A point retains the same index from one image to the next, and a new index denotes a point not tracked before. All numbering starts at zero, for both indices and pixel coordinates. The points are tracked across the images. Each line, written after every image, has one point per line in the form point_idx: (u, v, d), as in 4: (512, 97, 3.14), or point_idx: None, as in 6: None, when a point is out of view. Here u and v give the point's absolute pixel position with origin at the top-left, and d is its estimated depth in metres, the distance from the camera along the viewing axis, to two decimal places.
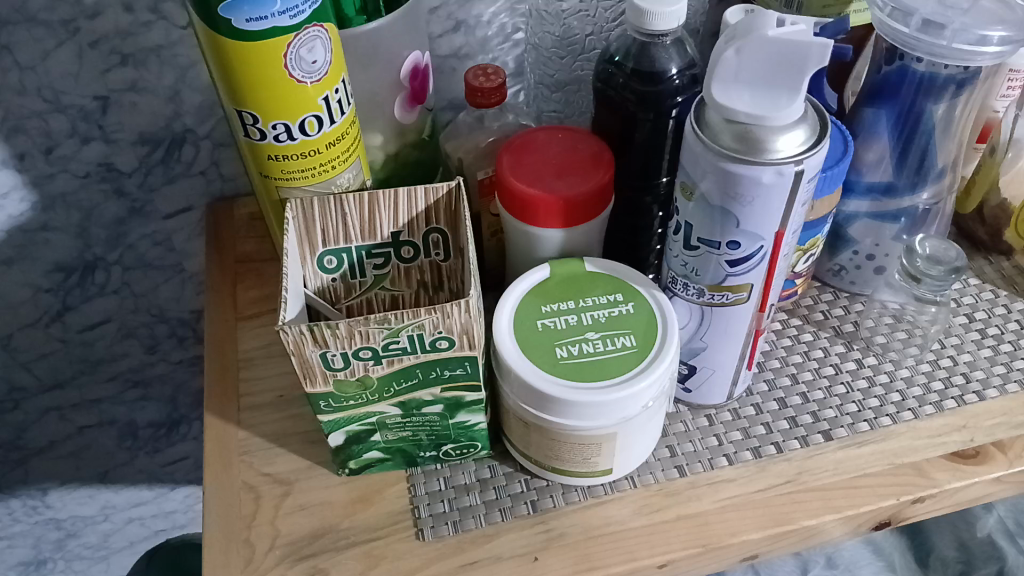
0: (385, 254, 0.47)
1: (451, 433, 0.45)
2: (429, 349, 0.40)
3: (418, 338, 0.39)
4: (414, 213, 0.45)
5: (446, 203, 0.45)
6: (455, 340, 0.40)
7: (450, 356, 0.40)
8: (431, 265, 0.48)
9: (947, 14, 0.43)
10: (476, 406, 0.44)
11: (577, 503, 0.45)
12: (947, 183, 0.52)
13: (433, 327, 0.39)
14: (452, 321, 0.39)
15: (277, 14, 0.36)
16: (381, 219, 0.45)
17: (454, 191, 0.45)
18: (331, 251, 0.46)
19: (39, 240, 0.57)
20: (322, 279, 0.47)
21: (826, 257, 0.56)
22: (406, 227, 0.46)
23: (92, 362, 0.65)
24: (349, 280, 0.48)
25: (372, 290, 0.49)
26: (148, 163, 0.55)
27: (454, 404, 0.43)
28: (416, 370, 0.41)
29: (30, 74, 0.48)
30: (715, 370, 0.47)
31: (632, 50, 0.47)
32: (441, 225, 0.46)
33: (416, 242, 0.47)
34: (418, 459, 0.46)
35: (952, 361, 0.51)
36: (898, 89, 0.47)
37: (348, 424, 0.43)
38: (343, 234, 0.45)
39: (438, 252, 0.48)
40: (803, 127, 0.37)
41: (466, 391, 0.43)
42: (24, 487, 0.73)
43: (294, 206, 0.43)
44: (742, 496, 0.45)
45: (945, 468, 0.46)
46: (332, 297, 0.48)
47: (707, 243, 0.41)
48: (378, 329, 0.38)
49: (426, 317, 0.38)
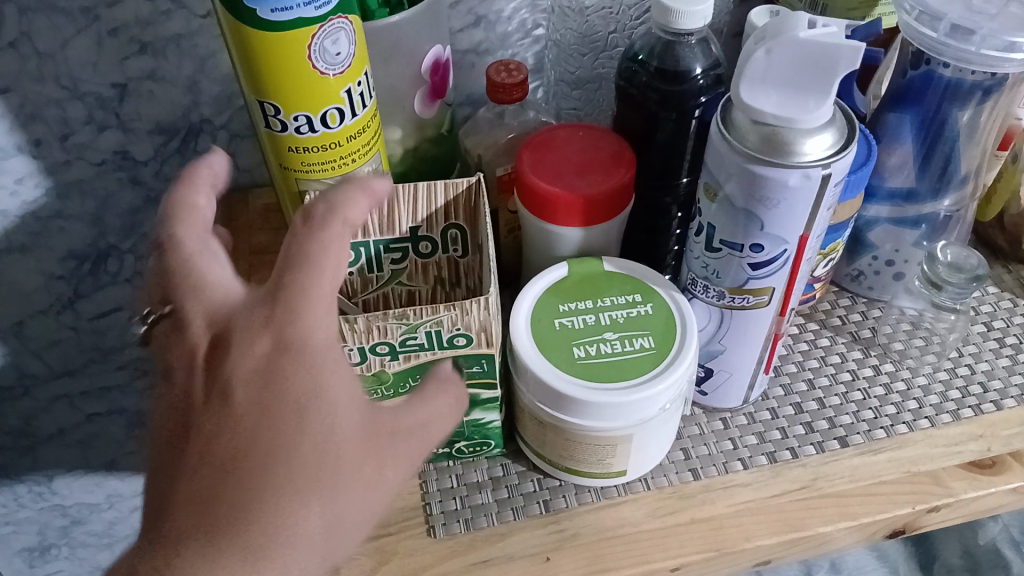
0: (403, 248, 0.47)
1: (466, 431, 0.45)
2: (447, 346, 0.40)
3: (436, 335, 0.39)
4: (434, 208, 0.45)
5: (465, 200, 0.45)
6: (472, 338, 0.40)
7: (467, 353, 0.41)
8: (450, 262, 0.48)
9: (976, 19, 0.42)
10: (491, 403, 0.44)
11: (590, 503, 0.45)
12: (969, 190, 0.51)
13: (451, 324, 0.39)
14: (471, 319, 0.39)
15: (303, 6, 0.36)
16: (400, 213, 0.45)
17: (474, 186, 0.45)
18: (349, 244, 0.46)
19: (53, 228, 0.56)
20: (338, 272, 0.47)
21: (845, 262, 0.55)
22: (426, 222, 0.46)
23: (103, 350, 0.65)
24: (367, 275, 0.47)
25: (389, 286, 0.48)
26: (164, 153, 0.55)
27: (468, 401, 0.44)
28: (431, 365, 0.41)
29: (49, 61, 0.48)
30: (733, 373, 0.47)
31: (656, 50, 0.46)
32: (461, 222, 0.46)
33: (435, 238, 0.47)
34: (431, 458, 0.46)
35: (969, 369, 0.51)
36: (924, 94, 0.47)
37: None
38: (361, 227, 0.45)
39: (457, 249, 0.48)
40: (831, 130, 0.37)
41: (480, 389, 0.43)
42: (32, 474, 0.73)
43: (315, 196, 0.43)
44: (756, 501, 0.45)
45: (962, 477, 0.46)
46: (348, 291, 0.48)
47: (729, 245, 0.41)
48: (396, 324, 0.39)
49: (444, 313, 0.39)
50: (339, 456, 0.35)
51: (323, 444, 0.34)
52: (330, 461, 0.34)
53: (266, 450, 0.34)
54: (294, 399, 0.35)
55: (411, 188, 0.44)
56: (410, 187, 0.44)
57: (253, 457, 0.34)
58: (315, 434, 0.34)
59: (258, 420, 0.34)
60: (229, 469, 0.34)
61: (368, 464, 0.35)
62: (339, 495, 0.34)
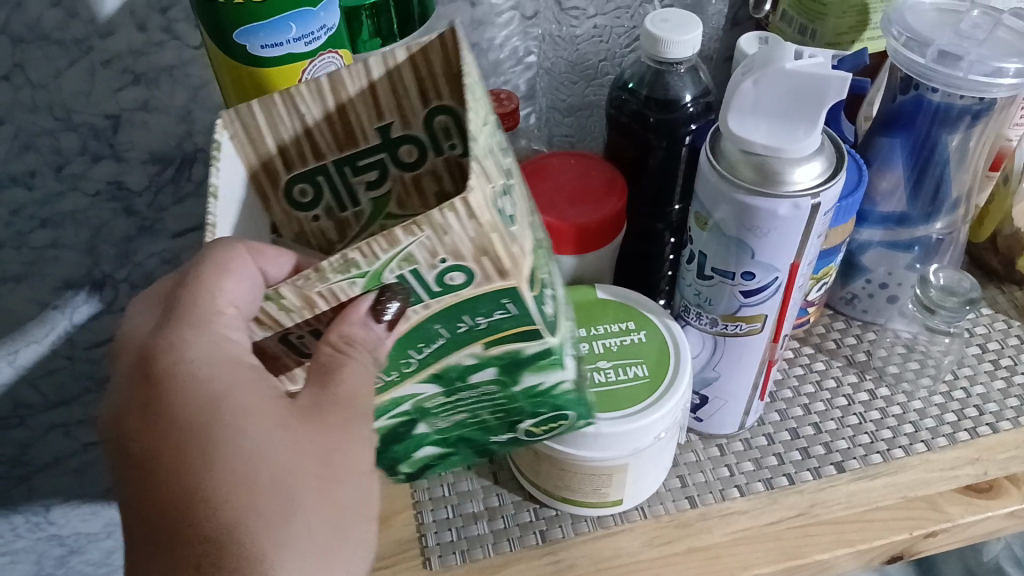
0: (379, 163, 0.40)
1: (525, 406, 0.38)
2: (443, 288, 0.31)
3: (416, 276, 0.30)
4: (399, 91, 0.37)
5: (428, 69, 0.37)
6: (474, 270, 0.30)
7: (481, 293, 0.31)
8: (447, 162, 0.40)
9: (964, 45, 0.42)
10: (542, 362, 0.36)
11: (586, 533, 0.45)
12: (960, 213, 0.51)
13: (431, 255, 0.29)
14: (453, 240, 0.29)
15: (293, 41, 0.37)
16: (360, 111, 0.38)
17: (445, 40, 0.35)
18: (302, 177, 0.39)
19: (48, 257, 0.55)
20: (300, 216, 0.40)
21: (838, 285, 0.55)
22: (398, 117, 0.39)
23: (98, 379, 0.64)
24: (340, 215, 0.41)
25: (376, 223, 0.41)
26: (159, 182, 0.54)
27: (510, 362, 0.35)
28: (437, 327, 0.32)
29: (42, 92, 0.47)
30: (728, 400, 0.47)
31: (646, 78, 0.47)
32: (446, 101, 0.38)
33: (420, 136, 0.39)
34: (493, 446, 0.42)
35: (964, 392, 0.51)
36: (914, 118, 0.47)
37: (382, 416, 0.36)
38: (310, 141, 0.38)
39: (452, 143, 0.40)
40: (820, 159, 0.37)
41: (521, 343, 0.34)
42: (28, 504, 0.72)
43: (231, 123, 0.35)
44: (753, 529, 0.44)
45: (958, 502, 0.46)
46: (323, 243, 0.41)
47: (721, 272, 0.41)
48: (347, 282, 0.29)
49: (413, 240, 0.28)
50: (282, 451, 0.30)
51: (254, 456, 0.29)
52: (273, 471, 0.29)
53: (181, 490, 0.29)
54: (205, 422, 0.30)
55: (362, 75, 0.36)
56: (363, 73, 0.36)
57: (176, 496, 0.29)
58: (236, 448, 0.29)
59: (172, 455, 0.30)
60: (171, 521, 0.29)
61: (322, 442, 0.31)
62: (310, 502, 0.30)
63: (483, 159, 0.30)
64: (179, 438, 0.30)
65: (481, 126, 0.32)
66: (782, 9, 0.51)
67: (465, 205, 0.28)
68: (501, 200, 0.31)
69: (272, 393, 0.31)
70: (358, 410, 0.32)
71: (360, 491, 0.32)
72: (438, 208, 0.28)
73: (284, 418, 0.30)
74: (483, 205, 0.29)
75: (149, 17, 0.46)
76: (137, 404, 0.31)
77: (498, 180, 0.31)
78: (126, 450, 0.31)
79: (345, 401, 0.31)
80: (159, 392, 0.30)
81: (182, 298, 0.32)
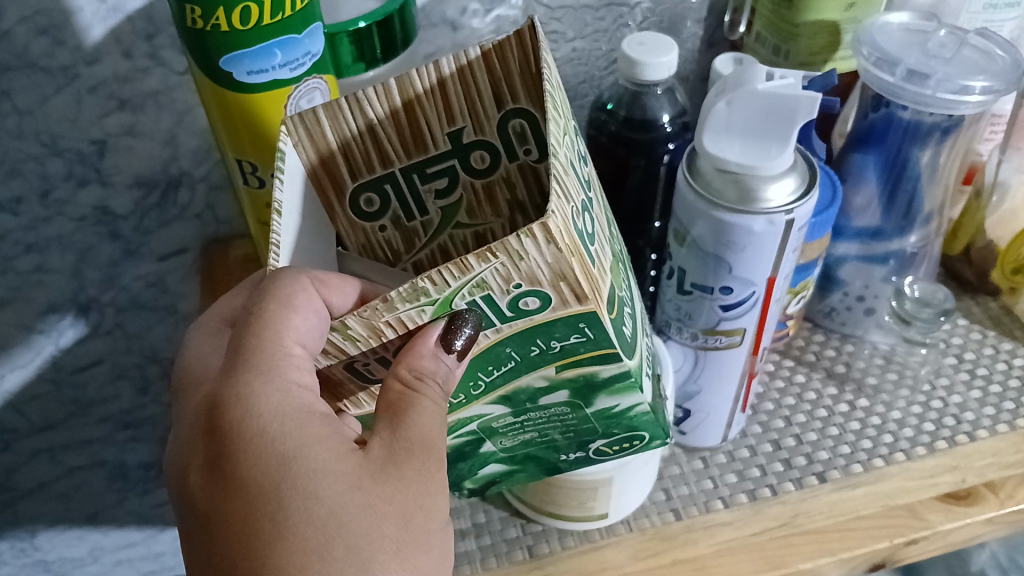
0: (448, 170, 0.41)
1: (598, 425, 0.38)
2: (516, 313, 0.30)
3: (489, 301, 0.29)
4: (473, 96, 0.39)
5: (501, 67, 0.38)
6: (551, 296, 0.29)
7: (555, 318, 0.30)
8: (520, 169, 0.41)
9: (931, 65, 0.44)
10: (614, 386, 0.35)
11: (573, 548, 0.45)
12: (933, 227, 0.53)
13: (505, 282, 0.28)
14: (525, 267, 0.28)
15: (277, 67, 0.37)
16: (426, 113, 0.39)
17: (522, 34, 0.36)
18: (368, 185, 0.40)
19: (33, 282, 0.55)
20: (365, 226, 0.42)
21: (817, 299, 0.56)
22: (470, 121, 0.40)
23: (84, 403, 0.64)
24: (407, 225, 0.42)
25: (443, 231, 0.43)
26: (144, 207, 0.54)
27: (584, 385, 0.35)
28: (509, 350, 0.32)
29: (29, 118, 0.48)
30: (710, 413, 0.48)
31: (624, 99, 0.48)
32: (521, 105, 0.39)
33: (493, 142, 0.40)
34: (561, 465, 0.41)
35: (942, 402, 0.52)
36: (885, 136, 0.48)
37: (449, 435, 0.37)
38: (378, 148, 0.39)
39: (527, 148, 0.40)
40: (793, 176, 0.38)
41: (597, 367, 0.34)
42: (13, 530, 0.71)
43: (293, 128, 0.37)
44: (738, 540, 0.45)
45: (937, 509, 0.46)
46: (391, 254, 0.43)
47: (700, 288, 0.42)
48: (416, 309, 0.29)
49: (486, 266, 0.28)
50: (356, 512, 0.31)
51: (328, 520, 0.30)
52: (347, 534, 0.30)
53: (254, 553, 0.30)
54: (276, 483, 0.31)
55: (431, 75, 0.37)
56: (431, 72, 0.37)
57: (246, 560, 0.30)
58: (309, 510, 0.30)
59: (244, 516, 0.31)
60: None
61: (397, 501, 0.32)
62: (386, 567, 0.31)
63: (563, 176, 0.29)
64: (250, 496, 0.31)
65: (563, 139, 0.31)
66: (756, 30, 0.52)
67: (543, 231, 0.27)
68: (580, 218, 0.30)
69: (344, 447, 0.32)
70: (431, 457, 0.33)
71: (436, 550, 0.33)
72: (515, 233, 0.27)
73: (358, 477, 0.31)
74: (562, 229, 0.28)
75: (135, 44, 0.46)
76: (206, 454, 0.32)
77: (578, 196, 0.31)
78: (197, 502, 0.32)
79: (416, 449, 0.32)
80: (230, 444, 0.31)
81: (247, 340, 0.33)
